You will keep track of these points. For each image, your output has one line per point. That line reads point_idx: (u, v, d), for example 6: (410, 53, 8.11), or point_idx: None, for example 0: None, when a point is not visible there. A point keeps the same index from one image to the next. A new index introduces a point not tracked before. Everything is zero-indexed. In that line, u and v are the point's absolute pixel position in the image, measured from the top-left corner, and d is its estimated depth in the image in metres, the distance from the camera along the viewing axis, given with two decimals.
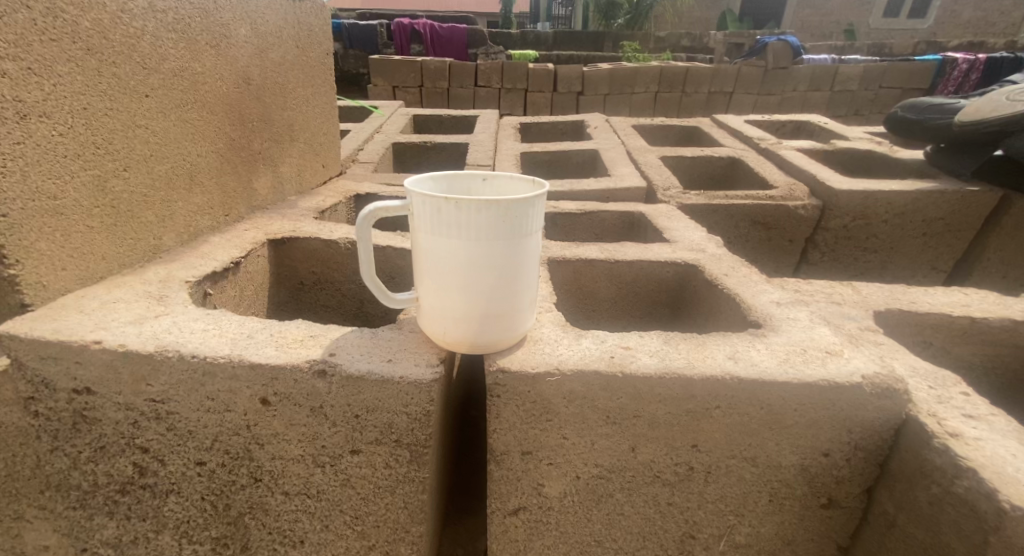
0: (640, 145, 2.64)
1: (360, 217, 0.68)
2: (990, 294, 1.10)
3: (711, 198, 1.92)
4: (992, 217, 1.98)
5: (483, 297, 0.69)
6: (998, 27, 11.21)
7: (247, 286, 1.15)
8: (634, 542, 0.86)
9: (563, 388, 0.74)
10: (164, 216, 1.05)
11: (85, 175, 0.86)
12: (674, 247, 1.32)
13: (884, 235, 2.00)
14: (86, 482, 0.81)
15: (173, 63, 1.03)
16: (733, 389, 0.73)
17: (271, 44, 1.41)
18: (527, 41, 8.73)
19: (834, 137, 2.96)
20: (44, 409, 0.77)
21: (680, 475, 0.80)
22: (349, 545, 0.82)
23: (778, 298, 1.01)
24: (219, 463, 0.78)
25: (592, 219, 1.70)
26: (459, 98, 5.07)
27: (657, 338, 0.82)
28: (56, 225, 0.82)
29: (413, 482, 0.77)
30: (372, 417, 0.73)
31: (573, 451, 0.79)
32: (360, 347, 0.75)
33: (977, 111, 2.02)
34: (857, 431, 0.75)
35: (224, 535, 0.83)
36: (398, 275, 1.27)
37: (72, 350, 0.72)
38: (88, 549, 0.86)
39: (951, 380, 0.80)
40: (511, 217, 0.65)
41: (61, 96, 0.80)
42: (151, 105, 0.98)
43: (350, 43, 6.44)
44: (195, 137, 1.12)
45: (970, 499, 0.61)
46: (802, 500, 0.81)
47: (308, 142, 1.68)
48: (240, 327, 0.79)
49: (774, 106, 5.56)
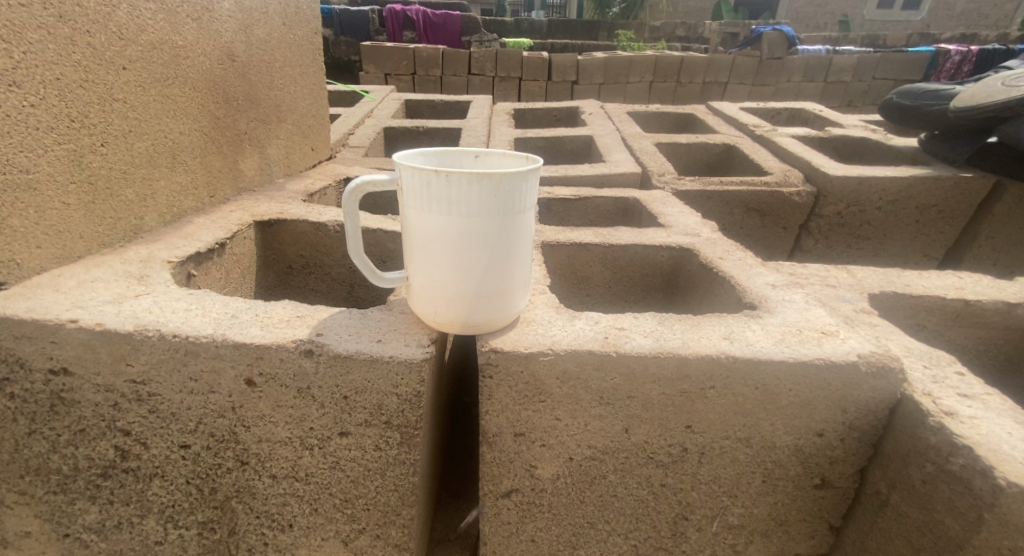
0: (635, 131, 2.62)
1: (346, 192, 0.65)
2: (983, 278, 1.10)
3: (706, 183, 1.91)
4: (985, 205, 1.98)
5: (474, 276, 0.67)
6: (990, 19, 11.26)
7: (234, 269, 1.12)
8: (627, 524, 0.85)
9: (556, 368, 0.72)
10: (145, 195, 1.02)
11: (60, 150, 0.83)
12: (668, 231, 1.30)
13: (877, 222, 2.00)
14: (66, 466, 0.79)
15: (152, 35, 0.99)
16: (729, 367, 0.72)
17: (256, 20, 1.37)
18: (522, 29, 8.61)
19: (829, 125, 2.95)
20: (19, 391, 0.74)
21: (673, 457, 0.79)
22: (338, 528, 0.81)
23: (773, 281, 1.00)
24: (203, 446, 0.76)
25: (586, 205, 1.68)
26: (452, 85, 5.01)
27: (652, 319, 0.81)
28: (29, 201, 0.79)
29: (404, 465, 0.76)
30: (362, 398, 0.71)
31: (566, 433, 0.78)
32: (348, 327, 0.73)
33: (973, 98, 1.98)
34: (853, 410, 0.75)
35: (211, 519, 0.81)
36: (389, 259, 1.25)
37: (47, 329, 0.70)
38: (70, 535, 0.83)
39: (946, 360, 0.79)
40: (502, 192, 0.63)
41: (31, 65, 0.76)
42: (129, 79, 0.95)
43: (342, 29, 6.33)
44: (176, 113, 1.08)
45: (965, 477, 0.61)
46: (796, 481, 0.81)
47: (296, 123, 1.64)
48: (223, 308, 0.76)
49: (770, 96, 5.55)
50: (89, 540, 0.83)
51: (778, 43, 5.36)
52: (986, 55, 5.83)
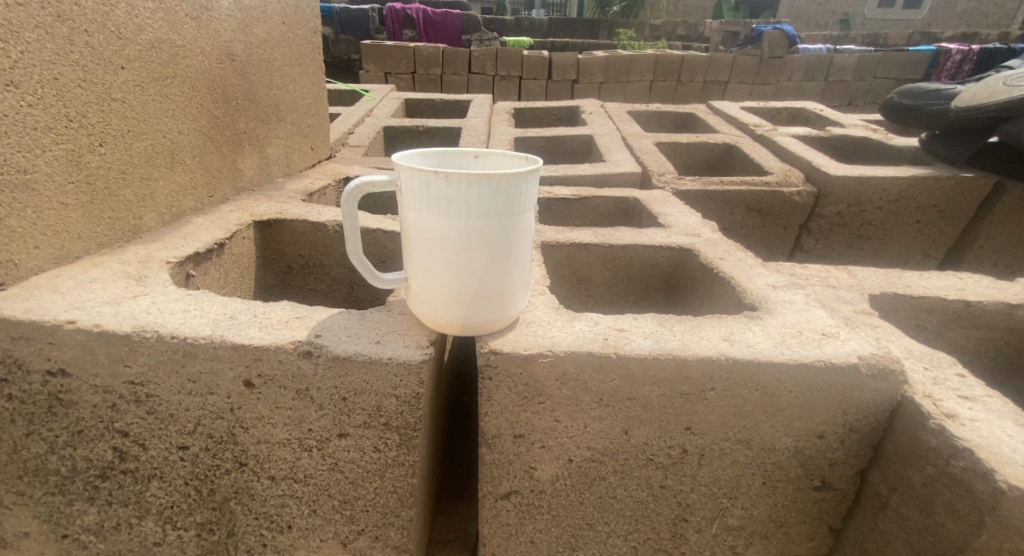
0: (636, 131, 2.61)
1: (345, 193, 0.65)
2: (984, 278, 1.09)
3: (706, 184, 1.91)
4: (986, 206, 1.98)
5: (473, 277, 0.67)
6: (991, 19, 11.24)
7: (232, 269, 1.12)
8: (626, 526, 0.85)
9: (556, 369, 0.72)
10: (143, 195, 1.01)
11: (58, 150, 0.83)
12: (669, 231, 1.30)
13: (877, 222, 2.00)
14: (64, 467, 0.78)
15: (150, 34, 0.99)
16: (728, 369, 0.71)
17: (255, 19, 1.36)
18: (522, 28, 8.57)
19: (829, 124, 2.94)
20: (17, 392, 0.74)
21: (673, 459, 0.79)
22: (338, 529, 0.81)
23: (773, 282, 1.00)
24: (202, 448, 0.76)
25: (586, 205, 1.68)
26: (452, 84, 5.01)
27: (652, 321, 0.81)
28: (27, 201, 0.79)
29: (403, 466, 0.76)
30: (361, 400, 0.71)
31: (566, 434, 0.78)
32: (347, 329, 0.73)
33: (975, 98, 1.97)
34: (853, 413, 0.74)
35: (209, 520, 0.81)
36: (389, 259, 1.25)
37: (44, 330, 0.69)
38: (69, 535, 0.83)
39: (947, 361, 0.79)
40: (502, 194, 0.62)
41: (28, 64, 0.76)
42: (127, 78, 0.94)
43: (342, 28, 6.33)
44: (175, 113, 1.08)
45: (966, 480, 0.60)
46: (796, 483, 0.80)
47: (295, 123, 1.64)
48: (221, 309, 0.76)
49: (770, 95, 5.54)
50: (87, 541, 0.83)
51: (778, 40, 5.33)
52: (986, 54, 5.82)
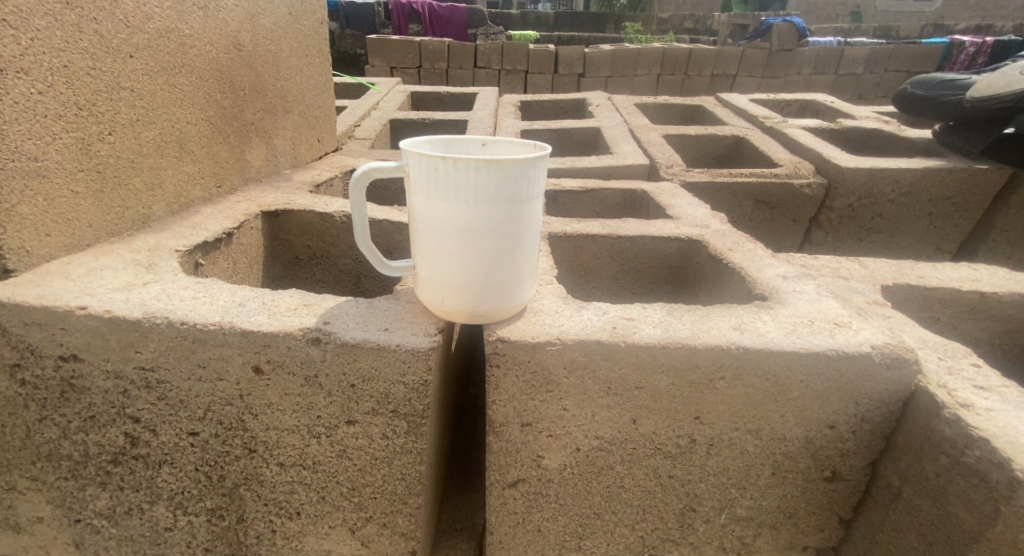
0: (643, 123, 2.59)
1: (353, 179, 0.64)
2: (999, 270, 1.08)
3: (715, 176, 1.89)
4: (1001, 197, 1.94)
5: (482, 265, 0.66)
6: (1007, 10, 10.87)
7: (240, 258, 1.12)
8: (634, 515, 0.85)
9: (563, 357, 0.72)
10: (152, 184, 1.02)
11: (68, 138, 0.83)
12: (677, 222, 1.29)
13: (889, 215, 1.97)
14: (77, 452, 0.79)
15: (158, 23, 0.99)
16: (738, 358, 0.71)
17: (262, 9, 1.36)
18: (527, 22, 8.47)
19: (840, 116, 2.91)
20: (29, 378, 0.75)
21: (682, 448, 0.78)
22: (346, 516, 0.81)
23: (784, 272, 0.98)
24: (212, 434, 0.77)
25: (594, 197, 1.67)
26: (458, 79, 5.00)
27: (660, 310, 0.80)
28: (40, 188, 0.80)
29: (411, 453, 0.76)
30: (369, 387, 0.71)
31: (572, 423, 0.78)
32: (356, 317, 0.73)
33: (989, 88, 1.93)
34: (864, 402, 0.73)
35: (219, 506, 0.82)
36: (396, 250, 1.24)
37: (56, 315, 0.70)
38: (82, 520, 0.84)
39: (961, 352, 0.78)
40: (510, 180, 0.62)
41: (39, 52, 0.76)
42: (136, 66, 0.94)
43: (348, 23, 6.34)
44: (182, 103, 1.08)
45: (981, 469, 0.60)
46: (806, 473, 0.80)
47: (302, 114, 1.64)
48: (231, 295, 0.77)
49: (780, 89, 5.45)
50: (100, 525, 0.84)
51: (783, 35, 5.27)
52: (999, 48, 5.77)
